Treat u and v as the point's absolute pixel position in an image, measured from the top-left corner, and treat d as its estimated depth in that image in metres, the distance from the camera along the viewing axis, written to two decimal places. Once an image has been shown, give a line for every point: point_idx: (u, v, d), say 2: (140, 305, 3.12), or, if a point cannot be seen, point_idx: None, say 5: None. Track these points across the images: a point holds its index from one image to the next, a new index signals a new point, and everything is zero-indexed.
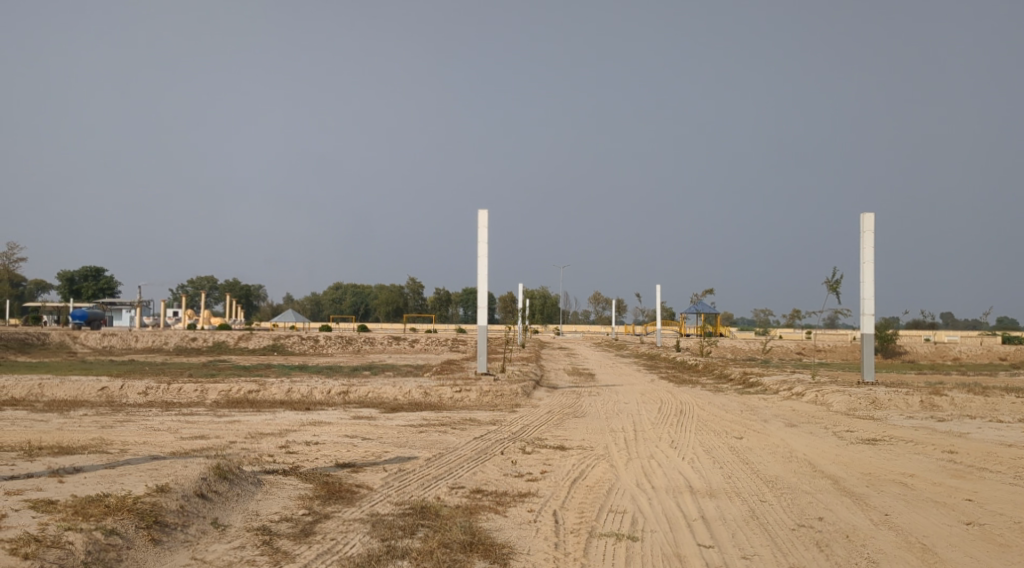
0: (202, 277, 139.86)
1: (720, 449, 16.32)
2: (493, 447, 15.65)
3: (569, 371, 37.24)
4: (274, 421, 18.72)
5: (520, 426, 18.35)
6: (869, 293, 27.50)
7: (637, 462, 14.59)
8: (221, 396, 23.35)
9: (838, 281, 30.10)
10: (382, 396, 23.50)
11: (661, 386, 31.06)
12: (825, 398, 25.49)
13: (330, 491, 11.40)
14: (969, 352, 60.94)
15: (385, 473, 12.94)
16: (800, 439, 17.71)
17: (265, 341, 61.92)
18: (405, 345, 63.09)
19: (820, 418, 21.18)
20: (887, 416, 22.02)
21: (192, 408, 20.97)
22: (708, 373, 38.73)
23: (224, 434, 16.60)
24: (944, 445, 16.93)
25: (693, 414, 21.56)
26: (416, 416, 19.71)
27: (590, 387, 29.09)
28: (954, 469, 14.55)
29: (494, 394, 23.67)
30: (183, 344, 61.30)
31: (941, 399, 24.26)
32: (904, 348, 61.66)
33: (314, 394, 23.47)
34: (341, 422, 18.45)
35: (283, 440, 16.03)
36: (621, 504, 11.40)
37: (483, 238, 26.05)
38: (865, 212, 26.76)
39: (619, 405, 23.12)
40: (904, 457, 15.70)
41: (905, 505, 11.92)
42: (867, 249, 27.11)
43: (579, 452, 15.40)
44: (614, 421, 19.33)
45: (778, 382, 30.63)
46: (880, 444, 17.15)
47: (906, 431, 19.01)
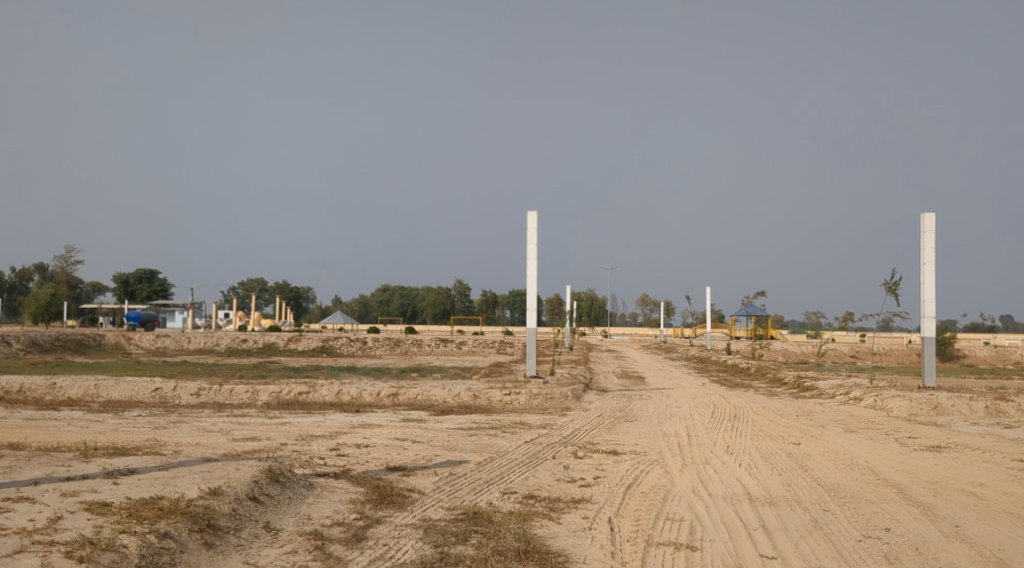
0: (252, 280, 141.80)
1: (778, 455, 15.88)
2: (544, 451, 15.41)
3: (618, 374, 36.84)
4: (324, 423, 18.70)
5: (571, 430, 18.08)
6: (930, 295, 26.76)
7: (692, 468, 14.25)
8: (272, 397, 23.47)
9: (897, 283, 29.34)
10: (432, 398, 23.40)
11: (713, 390, 30.56)
12: (884, 403, 24.83)
13: (382, 495, 11.28)
14: None
15: (436, 477, 12.78)
16: (861, 446, 17.19)
17: (315, 343, 62.45)
18: (452, 347, 63.19)
19: (880, 424, 20.58)
20: (950, 422, 21.32)
21: (244, 410, 21.07)
22: (761, 376, 38.07)
23: (275, 436, 16.62)
24: (1013, 453, 16.32)
25: (748, 419, 21.11)
26: (466, 419, 19.55)
27: (642, 390, 28.71)
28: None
29: (543, 397, 23.45)
30: (234, 345, 62.08)
31: (1006, 405, 23.47)
32: (963, 352, 60.12)
33: (364, 396, 23.46)
34: (392, 425, 18.36)
35: (334, 442, 15.98)
36: (678, 512, 11.10)
37: (532, 240, 25.86)
38: (926, 212, 26.06)
39: (671, 409, 22.73)
40: (972, 466, 15.14)
41: (977, 516, 11.44)
42: (928, 250, 26.39)
43: (633, 457, 15.09)
44: (666, 426, 18.96)
45: (835, 386, 29.94)
46: (946, 452, 16.58)
47: (971, 438, 18.37)
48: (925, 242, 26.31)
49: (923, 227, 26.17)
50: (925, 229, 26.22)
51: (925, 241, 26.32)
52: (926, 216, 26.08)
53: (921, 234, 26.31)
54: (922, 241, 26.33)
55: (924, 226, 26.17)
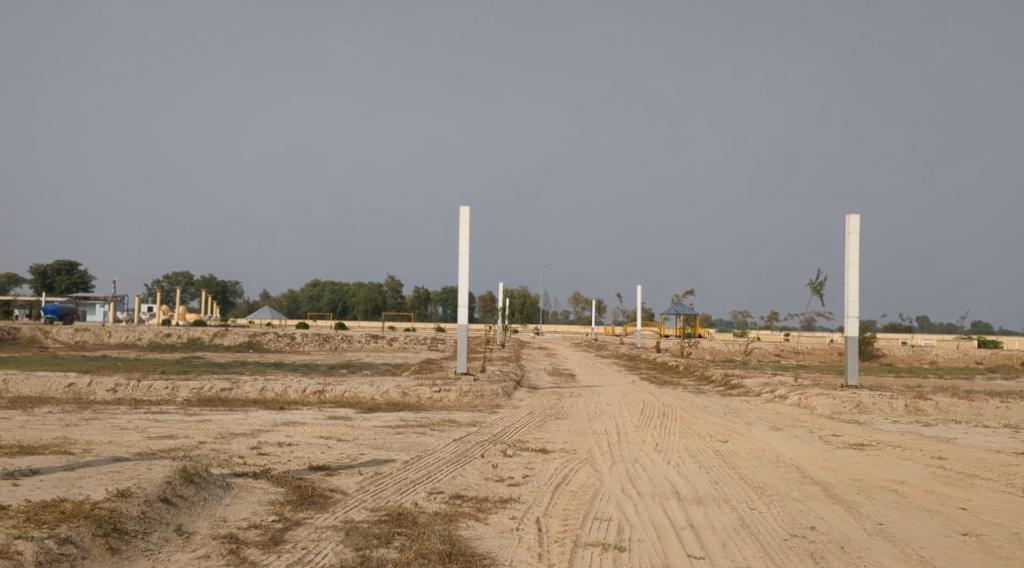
0: (177, 273, 138.18)
1: (706, 453, 15.90)
2: (473, 449, 15.14)
3: (548, 371, 36.74)
4: (247, 421, 18.14)
5: (500, 428, 17.85)
6: (854, 295, 27.28)
7: (621, 467, 14.15)
8: (193, 394, 22.71)
9: (822, 283, 29.85)
10: (359, 395, 22.92)
11: (642, 388, 30.68)
12: (809, 401, 25.18)
13: (303, 496, 10.87)
14: (945, 356, 61.17)
15: (360, 477, 12.40)
16: (787, 444, 17.35)
17: (241, 338, 61.10)
18: (383, 343, 62.50)
19: (805, 422, 20.85)
20: (872, 421, 21.71)
21: (163, 406, 20.34)
22: (689, 374, 38.44)
23: (194, 434, 16.01)
24: (932, 451, 16.65)
25: (677, 417, 21.18)
26: (393, 417, 19.17)
27: (571, 387, 28.72)
28: (945, 476, 14.23)
29: (473, 394, 23.19)
30: (157, 340, 60.37)
31: (925, 403, 24.04)
32: (881, 351, 61.80)
33: (289, 393, 22.88)
34: (316, 423, 17.89)
35: (255, 440, 15.45)
36: (606, 512, 10.95)
37: (463, 235, 25.55)
38: (851, 214, 26.54)
39: (601, 407, 22.69)
40: (894, 463, 15.37)
41: (899, 514, 11.57)
42: (852, 251, 26.88)
43: (562, 455, 14.93)
44: (596, 424, 18.86)
45: (760, 384, 30.36)
46: (869, 449, 16.83)
47: (893, 436, 18.69)
48: (850, 242, 26.80)
49: (848, 228, 26.64)
50: (850, 230, 26.71)
51: (849, 242, 26.81)
52: (850, 217, 26.57)
53: (845, 235, 26.78)
54: (847, 242, 26.81)
55: (848, 227, 26.65)
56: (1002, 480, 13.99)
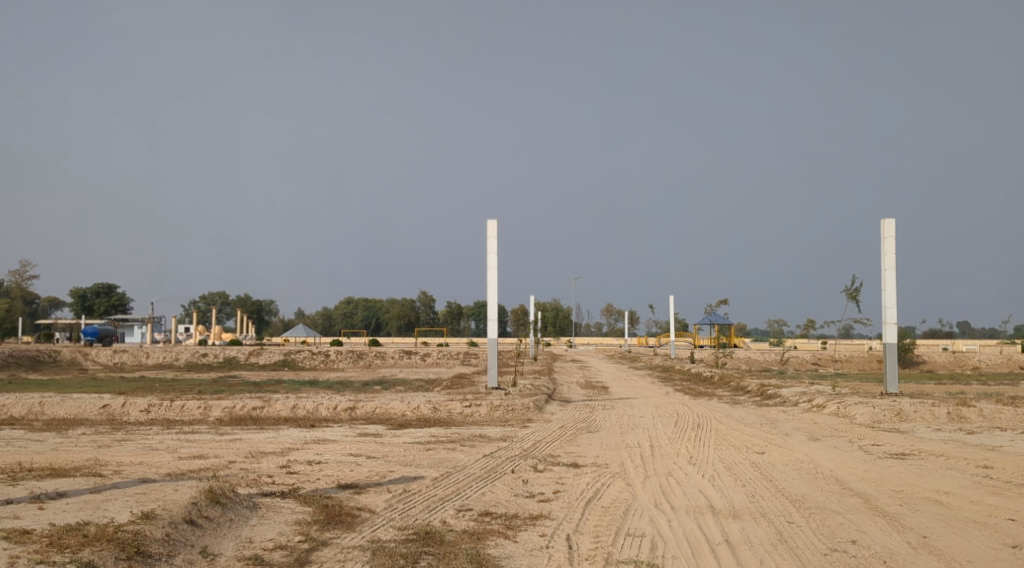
0: (213, 293, 139.65)
1: (741, 465, 15.57)
2: (503, 465, 14.94)
3: (581, 385, 36.44)
4: (277, 439, 18.09)
5: (532, 442, 17.64)
6: (891, 301, 26.75)
7: (655, 481, 13.86)
8: (225, 413, 22.74)
9: (858, 289, 29.31)
10: (390, 412, 22.81)
11: (677, 399, 30.33)
12: (847, 410, 24.68)
13: (330, 515, 10.73)
14: (988, 361, 59.94)
15: (389, 495, 12.25)
16: (826, 454, 16.94)
17: (276, 356, 61.43)
18: (416, 359, 62.52)
19: (844, 432, 20.40)
20: (913, 429, 21.16)
21: (195, 426, 20.36)
22: (724, 384, 37.88)
23: (224, 454, 15.97)
24: (977, 460, 16.17)
25: (711, 428, 20.84)
26: (424, 433, 19.02)
27: (604, 400, 28.39)
28: (991, 486, 13.77)
29: (505, 408, 22.99)
30: (193, 360, 60.88)
31: (968, 410, 23.44)
32: (922, 358, 60.71)
33: (320, 410, 22.84)
34: (346, 440, 17.81)
35: (284, 459, 15.37)
36: (639, 528, 10.69)
37: (492, 249, 25.42)
38: (886, 218, 26.06)
39: (634, 419, 22.38)
40: (937, 473, 14.93)
41: (944, 526, 11.19)
42: (889, 256, 26.37)
43: (594, 469, 14.69)
44: (629, 437, 18.59)
45: (797, 393, 29.87)
46: (911, 459, 16.38)
47: (935, 444, 18.21)
48: (886, 248, 26.30)
49: (884, 232, 26.15)
50: (885, 235, 26.20)
51: (885, 247, 26.30)
52: (886, 221, 26.08)
53: (881, 240, 26.30)
54: (883, 247, 26.31)
55: (884, 232, 26.16)
56: None
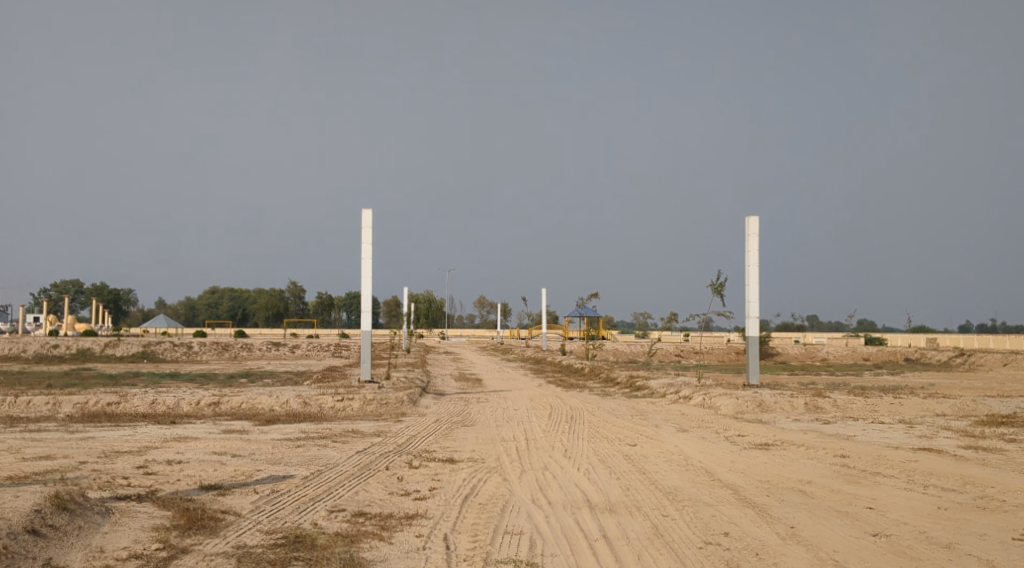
0: (65, 282, 131.88)
1: (615, 457, 15.68)
2: (376, 461, 14.50)
3: (455, 377, 36.14)
4: (134, 437, 17.07)
5: (406, 437, 17.27)
6: (754, 296, 27.69)
7: (531, 475, 13.75)
8: (77, 409, 21.34)
9: (723, 284, 30.20)
10: (257, 407, 21.94)
11: (549, 391, 30.55)
12: (713, 401, 25.35)
13: (191, 520, 10.09)
14: (836, 353, 63.21)
15: (256, 496, 11.65)
16: (694, 446, 17.29)
17: (135, 347, 58.58)
18: (285, 351, 60.76)
19: (710, 422, 20.93)
20: (774, 420, 21.92)
21: (42, 424, 18.98)
22: (594, 376, 38.40)
23: (73, 454, 14.90)
24: (835, 449, 16.83)
25: (585, 420, 20.96)
26: (293, 429, 18.34)
27: (478, 393, 28.22)
28: (849, 474, 14.33)
29: (378, 402, 22.48)
30: (43, 352, 57.29)
31: (823, 401, 24.49)
32: (776, 350, 63.42)
33: (182, 405, 21.73)
34: (210, 437, 16.96)
35: (141, 459, 14.46)
36: (517, 525, 10.54)
37: (367, 239, 24.82)
38: (750, 215, 26.90)
39: (508, 412, 22.27)
40: (799, 463, 15.44)
41: (809, 516, 11.50)
42: (753, 252, 27.26)
43: (470, 464, 14.45)
44: (504, 431, 18.46)
45: (665, 385, 30.55)
46: (774, 449, 16.91)
47: (795, 435, 18.87)
48: (750, 243, 27.15)
49: (748, 229, 27.00)
50: (750, 232, 27.06)
51: (749, 243, 27.16)
52: (750, 219, 26.92)
53: (746, 236, 27.13)
54: (747, 243, 27.16)
55: (748, 228, 27.00)
56: (904, 476, 14.19)
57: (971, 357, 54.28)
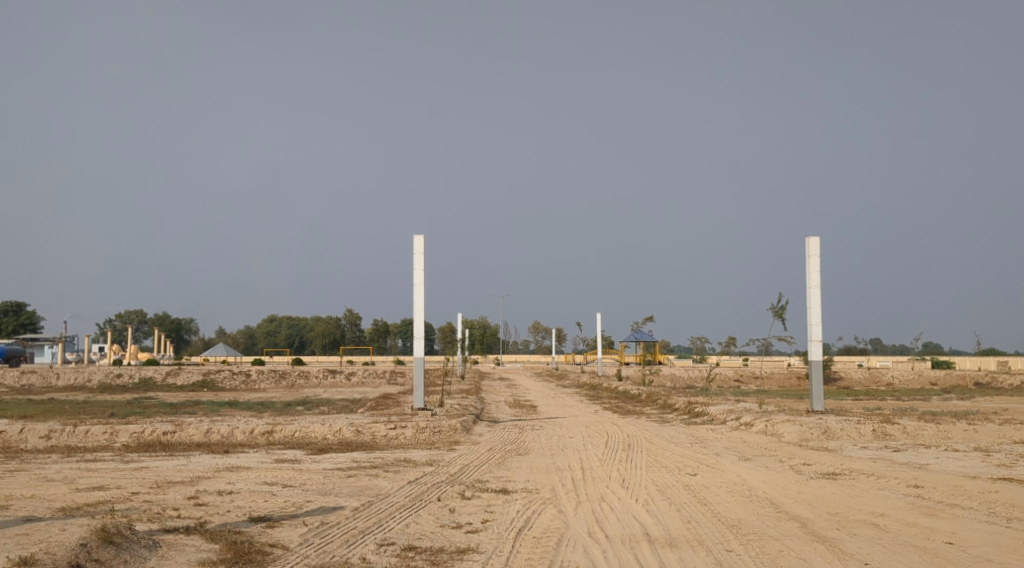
0: (128, 312, 134.56)
1: (675, 488, 15.13)
2: (429, 492, 14.17)
3: (509, 404, 35.77)
4: (187, 466, 17.00)
5: (458, 467, 16.92)
6: (816, 319, 26.85)
7: (588, 507, 13.29)
8: (133, 438, 21.41)
9: (783, 306, 29.37)
10: (310, 435, 21.79)
11: (605, 418, 29.98)
12: (775, 428, 24.53)
13: (238, 553, 9.85)
14: (901, 377, 61.38)
15: (305, 529, 11.39)
16: (757, 475, 16.62)
17: (195, 376, 59.23)
18: (341, 378, 60.98)
19: (773, 450, 20.19)
20: (841, 447, 21.09)
21: (98, 454, 19.04)
22: (652, 402, 37.70)
23: (126, 484, 14.82)
24: (907, 479, 16.00)
25: (642, 449, 20.40)
26: (345, 458, 18.12)
27: (533, 420, 27.77)
28: (924, 506, 13.57)
29: (431, 430, 22.18)
30: (106, 381, 58.26)
31: (892, 427, 23.51)
32: (838, 374, 61.85)
33: (236, 434, 21.68)
34: (262, 467, 16.79)
35: (192, 490, 14.31)
36: (573, 560, 10.09)
37: (419, 265, 24.66)
38: (811, 236, 26.15)
39: (564, 440, 21.80)
40: (869, 494, 14.70)
41: (883, 551, 10.85)
42: (813, 273, 26.47)
43: (525, 495, 14.03)
44: (560, 460, 18.00)
45: (725, 411, 29.76)
46: (842, 479, 16.15)
47: (864, 463, 18.07)
48: (810, 265, 26.38)
49: (808, 250, 26.24)
50: (810, 253, 26.30)
51: (810, 264, 26.39)
52: (811, 239, 26.17)
53: (806, 257, 26.37)
54: (807, 264, 26.39)
55: (809, 250, 26.24)
56: (984, 509, 13.38)
57: None
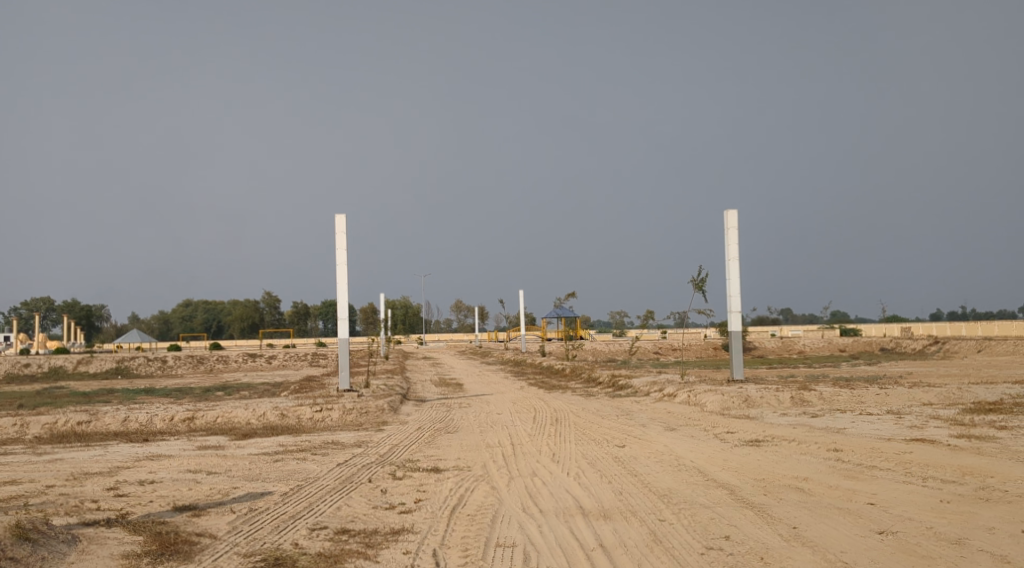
0: (34, 300, 129.43)
1: (605, 460, 15.23)
2: (359, 473, 13.95)
3: (435, 382, 35.62)
4: (104, 457, 16.40)
5: (387, 447, 16.73)
6: (735, 290, 27.37)
7: (520, 482, 13.29)
8: (46, 430, 20.56)
9: (704, 279, 29.84)
10: (233, 420, 21.28)
11: (531, 393, 30.12)
12: (697, 398, 24.97)
13: (164, 545, 9.52)
14: (812, 345, 63.31)
15: (233, 516, 11.09)
16: (684, 445, 16.87)
17: (109, 364, 57.33)
18: (261, 362, 59.89)
19: (698, 420, 20.54)
20: (762, 415, 21.55)
21: (8, 447, 18.25)
22: (576, 376, 38.02)
23: (40, 478, 14.20)
24: (827, 443, 16.44)
25: (570, 423, 20.50)
26: (271, 443, 17.74)
27: (459, 398, 27.70)
28: (845, 469, 13.95)
29: (357, 411, 21.90)
30: (14, 371, 56.01)
31: (809, 394, 24.19)
32: (753, 344, 63.48)
33: (155, 422, 21.03)
34: (184, 454, 16.31)
35: (112, 481, 13.80)
36: (509, 537, 10.04)
37: (340, 245, 24.25)
38: (729, 209, 26.58)
39: (491, 417, 21.79)
40: (791, 459, 15.05)
41: (809, 514, 11.12)
42: (732, 245, 26.94)
43: (456, 473, 13.94)
44: (489, 436, 17.96)
45: (648, 383, 30.17)
46: (766, 446, 16.51)
47: (785, 429, 18.52)
48: (729, 238, 26.85)
49: (727, 224, 26.69)
50: (728, 226, 26.75)
51: (728, 236, 26.85)
52: (729, 213, 26.61)
53: (725, 231, 26.81)
54: (726, 237, 26.83)
55: (727, 223, 26.69)
56: (900, 469, 13.84)
57: (946, 344, 54.45)
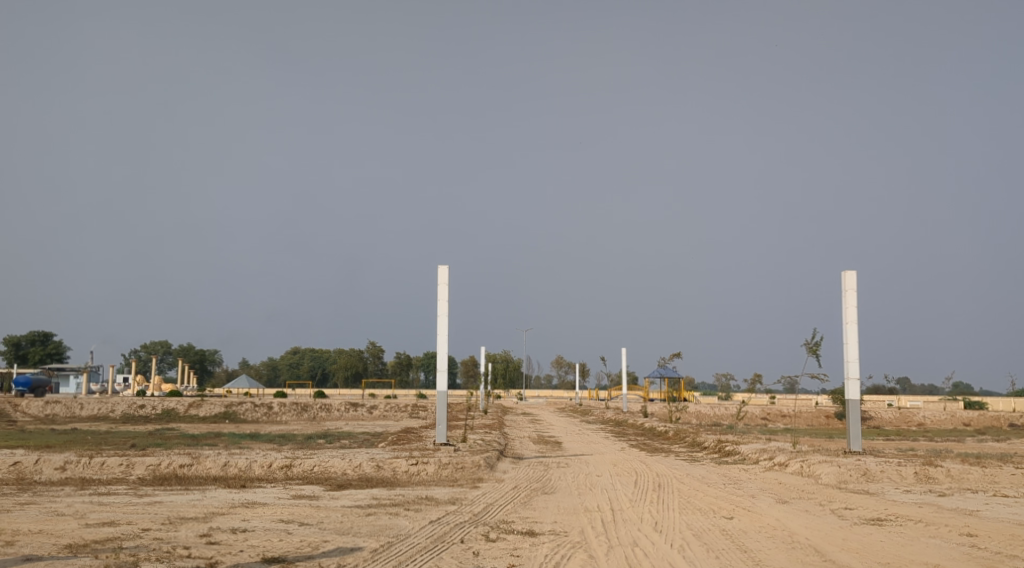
0: (153, 343, 134.73)
1: (711, 533, 14.31)
2: (451, 533, 13.45)
3: (533, 440, 34.92)
4: (201, 502, 16.37)
5: (482, 506, 16.19)
6: (853, 355, 25.94)
7: (620, 551, 12.52)
8: (149, 471, 20.83)
9: (819, 343, 28.46)
10: (329, 469, 21.12)
11: (632, 456, 29.11)
12: (811, 469, 23.57)
13: None
14: (932, 418, 59.72)
15: None
16: (797, 519, 15.76)
17: (217, 408, 58.74)
18: (362, 412, 60.29)
19: (812, 493, 19.30)
20: (882, 491, 20.08)
21: (113, 487, 18.49)
22: (679, 440, 36.68)
23: (138, 520, 14.22)
24: (959, 527, 15.07)
25: (674, 489, 19.55)
26: (364, 495, 17.44)
27: (559, 457, 26.97)
28: (981, 557, 12.67)
29: (453, 466, 21.44)
30: (129, 412, 57.94)
31: (935, 470, 22.48)
32: (868, 414, 60.34)
33: (254, 468, 21.06)
34: (279, 503, 16.15)
35: (205, 527, 13.68)
36: None
37: (443, 296, 24.10)
38: (847, 270, 25.35)
39: (591, 479, 21.01)
40: (919, 542, 13.81)
41: None
42: (850, 308, 25.62)
43: (552, 538, 13.29)
44: (589, 500, 17.23)
45: (757, 450, 28.77)
46: (889, 525, 15.26)
47: (909, 508, 17.15)
48: (847, 300, 25.55)
49: (845, 285, 25.42)
50: (846, 287, 25.47)
51: (846, 299, 25.55)
52: (847, 274, 25.36)
53: (842, 292, 25.54)
54: (843, 299, 25.56)
55: (845, 284, 25.42)
56: None
57: None
